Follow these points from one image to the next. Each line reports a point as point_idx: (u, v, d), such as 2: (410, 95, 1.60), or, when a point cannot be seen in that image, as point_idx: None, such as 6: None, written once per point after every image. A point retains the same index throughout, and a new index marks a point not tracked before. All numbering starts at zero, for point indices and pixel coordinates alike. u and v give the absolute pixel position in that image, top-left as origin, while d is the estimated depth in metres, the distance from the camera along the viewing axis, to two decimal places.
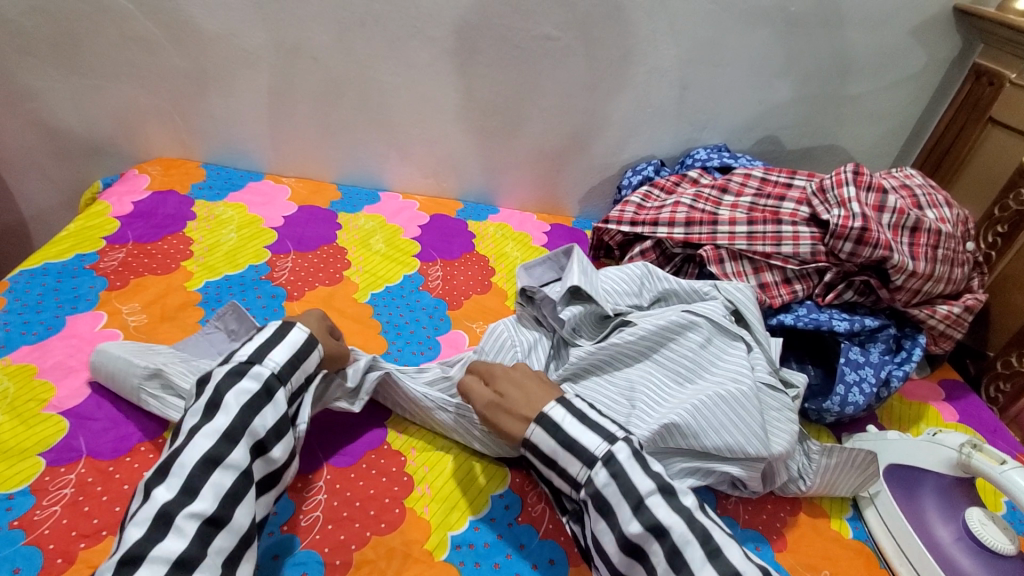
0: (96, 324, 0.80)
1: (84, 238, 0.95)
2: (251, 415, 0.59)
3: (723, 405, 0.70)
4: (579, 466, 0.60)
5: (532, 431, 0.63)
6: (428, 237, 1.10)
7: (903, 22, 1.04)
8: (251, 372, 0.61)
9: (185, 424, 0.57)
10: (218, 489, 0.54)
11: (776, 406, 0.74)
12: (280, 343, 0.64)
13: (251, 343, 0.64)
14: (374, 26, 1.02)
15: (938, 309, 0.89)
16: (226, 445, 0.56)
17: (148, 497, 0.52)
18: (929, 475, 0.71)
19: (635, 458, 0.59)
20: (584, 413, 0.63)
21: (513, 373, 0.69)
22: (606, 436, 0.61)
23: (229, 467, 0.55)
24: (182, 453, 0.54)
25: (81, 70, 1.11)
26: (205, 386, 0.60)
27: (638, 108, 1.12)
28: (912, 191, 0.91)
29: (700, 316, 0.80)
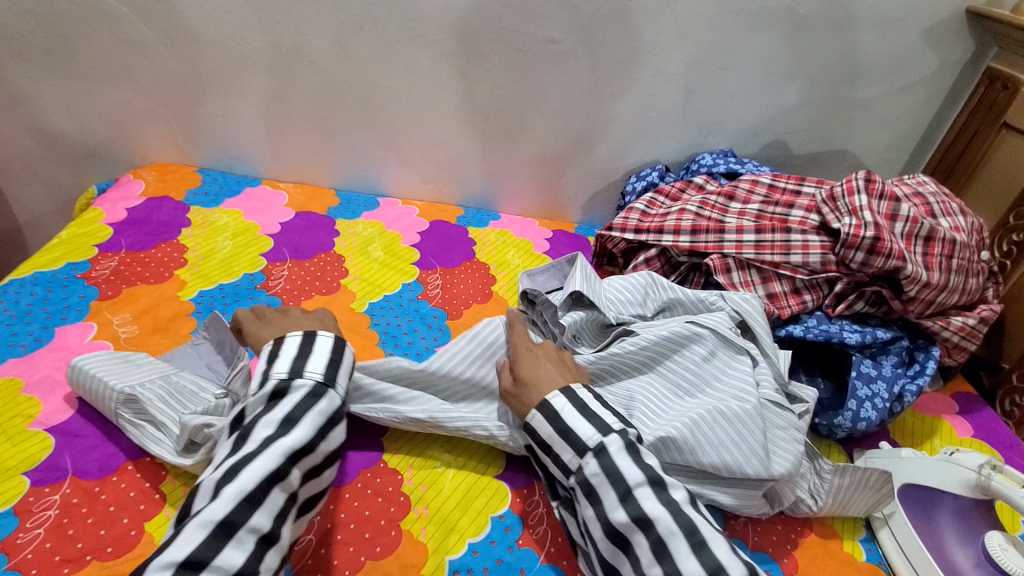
0: (85, 336, 0.78)
1: (76, 246, 0.93)
2: (320, 438, 0.58)
3: (723, 421, 0.67)
4: (571, 454, 0.61)
5: (532, 414, 0.65)
6: (427, 244, 1.08)
7: (915, 25, 1.02)
8: (327, 397, 0.61)
9: (257, 432, 0.56)
10: (274, 505, 0.52)
11: (781, 425, 0.71)
12: (343, 367, 0.65)
13: (319, 360, 0.63)
14: (372, 29, 1.00)
15: (953, 321, 0.86)
16: (291, 463, 0.55)
17: (215, 497, 0.50)
18: (946, 496, 0.70)
19: (627, 450, 0.59)
20: (586, 404, 0.64)
21: (538, 355, 0.72)
22: (602, 426, 0.61)
23: (288, 486, 0.54)
24: (255, 461, 0.53)
25: (74, 74, 1.10)
26: (280, 399, 0.59)
27: (642, 112, 1.09)
28: (925, 199, 0.89)
29: (704, 328, 0.78)
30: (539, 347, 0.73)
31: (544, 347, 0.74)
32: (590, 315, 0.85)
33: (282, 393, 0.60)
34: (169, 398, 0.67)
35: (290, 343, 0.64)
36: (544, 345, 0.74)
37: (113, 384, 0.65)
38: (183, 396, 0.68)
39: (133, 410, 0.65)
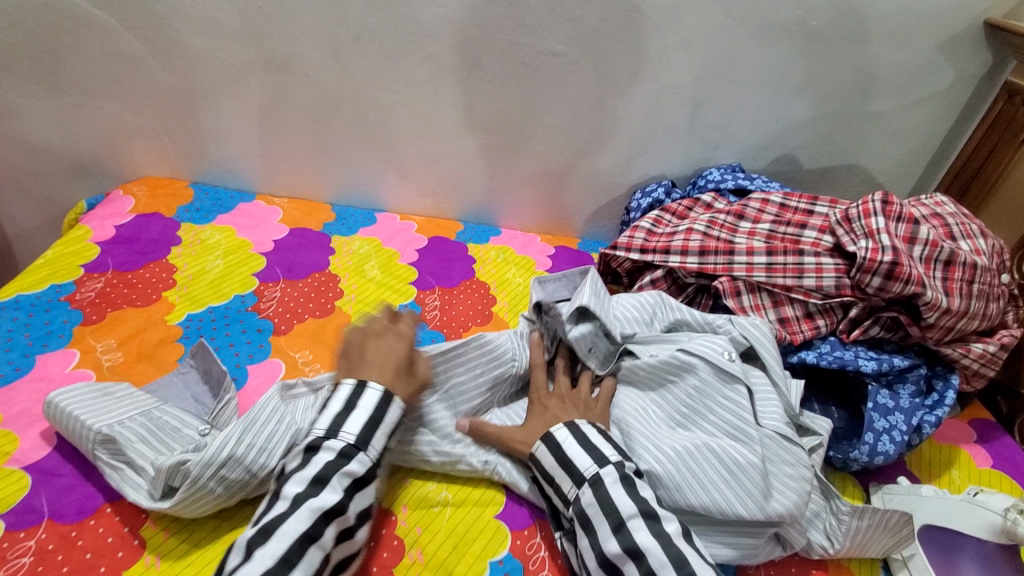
0: (68, 365, 0.75)
1: (61, 267, 0.90)
2: (350, 500, 0.56)
3: (712, 460, 0.65)
4: (570, 484, 0.62)
5: (537, 445, 0.65)
6: (426, 262, 1.05)
7: (931, 36, 0.98)
8: (358, 458, 0.58)
9: (288, 490, 0.55)
10: (308, 566, 0.51)
11: (785, 459, 0.68)
12: (387, 425, 0.61)
13: (354, 419, 0.60)
14: (368, 41, 0.97)
15: (973, 348, 0.82)
16: (322, 523, 0.53)
17: (249, 557, 0.50)
18: (970, 539, 0.67)
19: (622, 482, 0.60)
20: (588, 438, 0.64)
21: (552, 407, 0.71)
22: (599, 458, 0.62)
23: (322, 546, 0.53)
24: (286, 521, 0.52)
25: (62, 87, 1.06)
26: (313, 456, 0.57)
27: (648, 127, 1.06)
28: (944, 220, 0.85)
29: (696, 357, 0.75)
30: (552, 399, 0.72)
31: (558, 396, 0.73)
32: (595, 326, 0.81)
33: (315, 451, 0.58)
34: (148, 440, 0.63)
35: (340, 393, 0.61)
36: (557, 392, 0.73)
37: (88, 421, 0.62)
38: (164, 434, 0.65)
39: (112, 451, 0.62)
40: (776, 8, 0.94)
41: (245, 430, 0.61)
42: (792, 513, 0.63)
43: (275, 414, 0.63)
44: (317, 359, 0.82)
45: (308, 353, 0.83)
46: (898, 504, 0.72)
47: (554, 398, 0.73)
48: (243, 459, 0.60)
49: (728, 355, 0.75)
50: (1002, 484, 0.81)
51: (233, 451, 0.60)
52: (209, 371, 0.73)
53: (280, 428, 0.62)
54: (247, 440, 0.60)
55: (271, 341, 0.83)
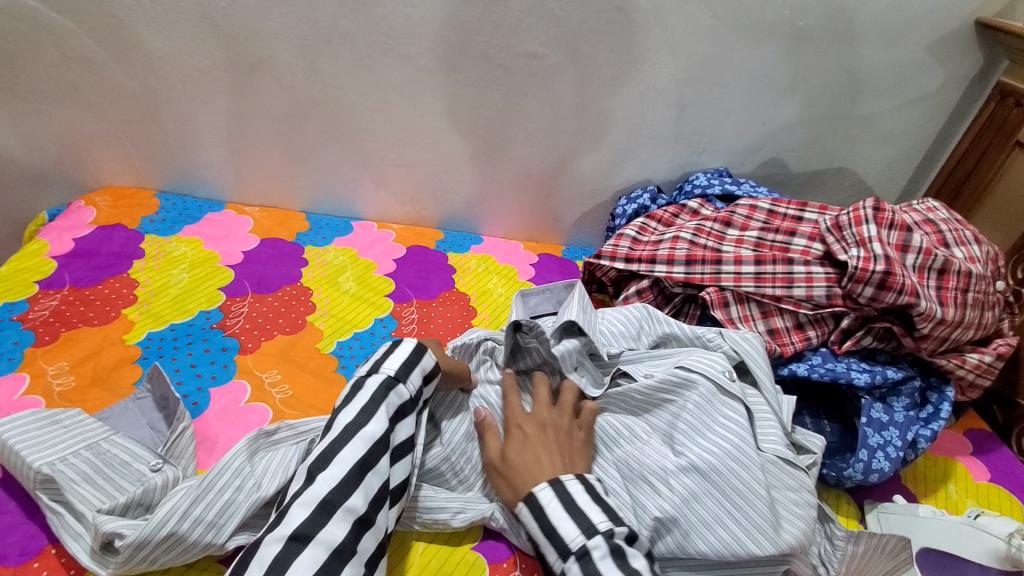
0: (16, 390, 0.70)
1: (15, 283, 0.85)
2: (393, 429, 0.60)
3: (717, 496, 0.61)
4: (555, 555, 0.56)
5: (519, 507, 0.59)
6: (404, 273, 1.01)
7: (922, 37, 0.95)
8: (397, 390, 0.62)
9: (339, 420, 0.58)
10: (369, 489, 0.55)
11: (790, 486, 0.65)
12: (423, 368, 0.65)
13: (394, 357, 0.65)
14: (340, 44, 0.93)
15: (968, 359, 0.80)
16: (378, 450, 0.57)
17: (311, 481, 0.54)
18: (971, 565, 0.64)
19: (612, 555, 0.54)
20: (574, 499, 0.57)
21: (531, 436, 0.64)
22: (587, 526, 0.55)
23: (379, 474, 0.57)
24: (343, 449, 0.56)
25: (18, 93, 1.01)
26: (358, 391, 0.61)
27: (633, 131, 1.03)
28: (936, 227, 0.83)
29: (696, 373, 0.72)
30: (531, 424, 0.66)
31: (537, 421, 0.66)
32: (581, 345, 0.76)
33: (360, 385, 0.62)
34: (90, 480, 0.59)
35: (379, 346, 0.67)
36: (536, 416, 0.67)
37: (30, 458, 0.58)
38: (114, 473, 0.60)
39: (55, 492, 0.58)
40: (762, 7, 0.91)
41: (196, 500, 0.56)
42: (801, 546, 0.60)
43: (235, 478, 0.59)
44: (284, 379, 0.77)
45: (276, 373, 0.78)
46: (896, 525, 0.69)
47: (534, 422, 0.66)
48: (187, 535, 0.55)
49: (728, 374, 0.72)
50: (999, 498, 0.78)
51: (174, 528, 0.54)
52: (173, 410, 0.68)
53: (239, 496, 0.58)
54: (195, 513, 0.55)
55: (236, 360, 0.79)
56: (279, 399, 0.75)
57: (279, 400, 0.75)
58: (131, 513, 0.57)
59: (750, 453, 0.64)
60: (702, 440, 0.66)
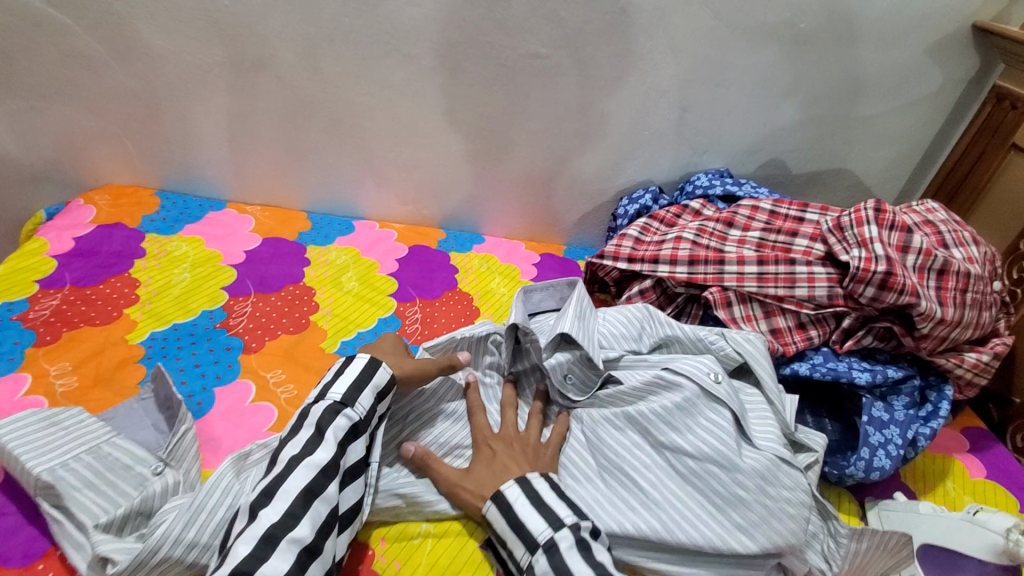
0: (17, 391, 0.69)
1: (13, 282, 0.84)
2: (343, 452, 0.60)
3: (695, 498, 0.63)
4: (523, 550, 0.58)
5: (487, 505, 0.61)
6: (407, 273, 1.00)
7: (920, 40, 0.97)
8: (345, 414, 0.62)
9: (284, 453, 0.58)
10: (317, 516, 0.55)
11: (787, 485, 0.64)
12: (375, 386, 0.65)
13: (343, 381, 0.64)
14: (343, 42, 0.93)
15: (966, 358, 0.81)
16: (323, 479, 0.57)
17: (253, 518, 0.53)
18: (970, 560, 0.65)
19: (578, 547, 0.56)
20: (540, 495, 0.60)
21: (499, 452, 0.67)
22: (553, 520, 0.58)
23: (327, 500, 0.56)
24: (287, 480, 0.55)
25: (16, 91, 1.00)
26: (304, 421, 0.61)
27: (635, 131, 1.03)
28: (936, 228, 0.84)
29: (683, 376, 0.71)
30: (499, 441, 0.68)
31: (505, 439, 0.69)
32: (573, 355, 0.78)
33: (306, 415, 0.61)
34: (93, 488, 0.58)
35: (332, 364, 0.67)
36: (504, 434, 0.69)
37: (29, 464, 0.57)
38: (116, 480, 0.60)
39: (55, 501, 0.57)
40: (764, 9, 0.92)
41: (188, 523, 0.55)
42: (788, 546, 0.61)
43: (225, 497, 0.58)
44: (289, 379, 0.77)
45: (281, 373, 0.78)
46: (897, 522, 0.70)
47: (502, 439, 0.68)
48: (181, 557, 0.54)
49: (714, 376, 0.71)
50: (995, 495, 0.80)
51: (168, 554, 0.54)
52: (174, 413, 0.68)
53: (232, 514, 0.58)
54: (188, 537, 0.55)
55: (241, 360, 0.79)
56: (284, 399, 0.74)
57: (284, 399, 0.75)
58: (132, 523, 0.57)
59: (733, 457, 0.64)
60: (686, 441, 0.66)
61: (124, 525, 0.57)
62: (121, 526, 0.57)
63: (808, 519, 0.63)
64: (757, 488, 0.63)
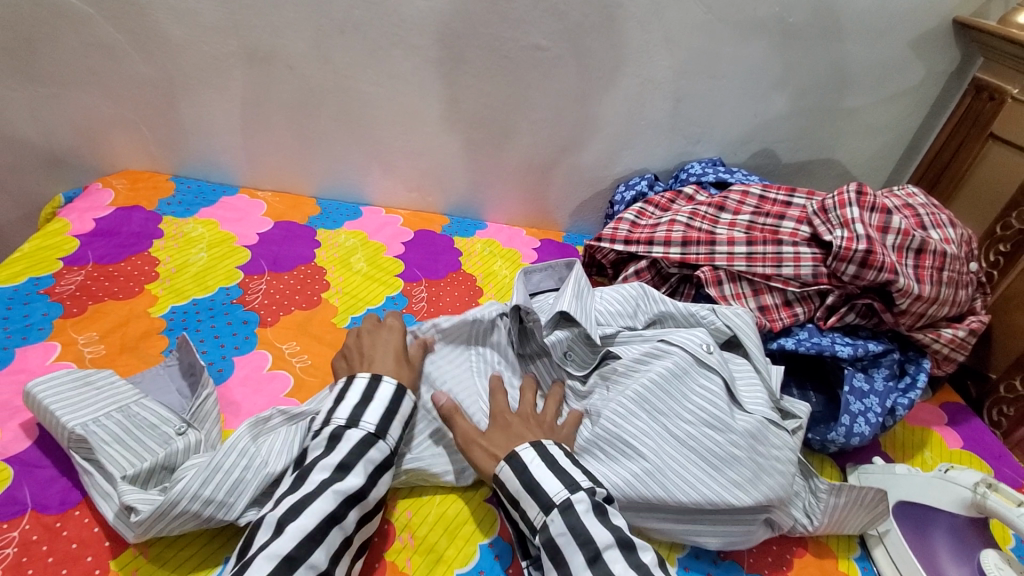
0: (48, 357, 0.74)
1: (39, 259, 0.88)
2: (370, 485, 0.60)
3: (693, 458, 0.67)
4: (537, 510, 0.59)
5: (500, 466, 0.62)
6: (413, 255, 1.05)
7: (903, 35, 1.01)
8: (378, 445, 0.62)
9: (313, 475, 0.58)
10: (331, 544, 0.55)
11: (775, 445, 0.69)
12: (401, 416, 0.66)
13: (375, 409, 0.64)
14: (353, 34, 0.97)
15: (943, 333, 0.85)
16: (347, 506, 0.57)
17: (279, 532, 0.53)
18: (940, 513, 0.70)
19: (594, 510, 0.58)
20: (555, 459, 0.62)
21: (514, 423, 0.67)
22: (569, 483, 0.59)
23: (344, 527, 0.57)
24: (316, 500, 0.56)
25: (38, 78, 1.04)
26: (337, 442, 0.61)
27: (631, 120, 1.08)
28: (916, 211, 0.89)
29: (676, 346, 0.76)
30: (516, 415, 0.69)
31: (522, 414, 0.69)
32: (572, 332, 0.82)
33: (339, 437, 0.61)
34: (121, 444, 0.62)
35: (356, 386, 0.66)
36: (521, 410, 0.70)
37: (64, 418, 0.62)
38: (143, 437, 0.63)
39: (85, 451, 0.61)
40: (755, 5, 0.97)
41: (204, 482, 0.58)
42: (778, 499, 0.66)
43: (241, 459, 0.61)
44: (303, 350, 0.82)
45: (295, 345, 0.82)
46: (874, 482, 0.76)
47: (519, 415, 0.69)
48: (198, 512, 0.58)
49: (707, 347, 0.76)
50: (971, 462, 0.84)
51: (187, 507, 0.57)
52: (197, 379, 0.71)
53: (247, 475, 0.61)
54: (205, 494, 0.58)
55: (257, 333, 0.83)
56: (299, 367, 0.79)
57: (299, 367, 0.79)
58: (155, 477, 0.61)
59: (726, 419, 0.69)
60: (681, 406, 0.70)
61: (149, 478, 0.60)
62: (146, 479, 0.60)
63: (794, 477, 0.68)
64: (749, 446, 0.68)
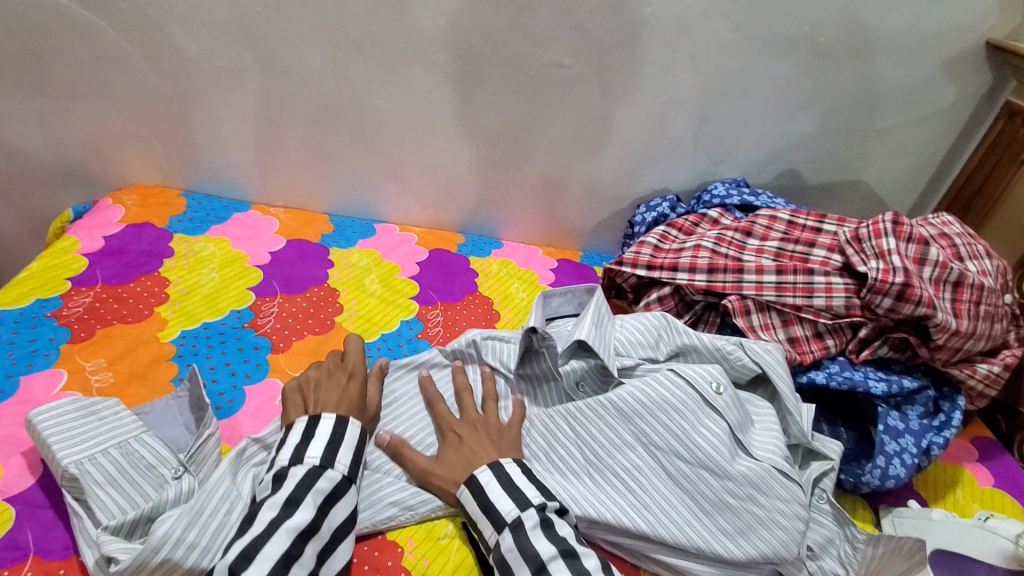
0: (54, 386, 0.71)
1: (46, 280, 0.86)
2: (325, 517, 0.57)
3: (684, 500, 0.65)
4: (491, 530, 0.59)
5: (460, 490, 0.63)
6: (427, 276, 1.02)
7: (936, 55, 0.98)
8: (327, 475, 0.60)
9: (261, 516, 0.55)
10: None
11: (781, 496, 0.65)
12: (349, 441, 0.64)
13: (318, 442, 0.62)
14: (370, 49, 0.95)
15: (979, 369, 0.82)
16: (301, 542, 0.55)
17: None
18: (980, 564, 0.66)
19: (542, 525, 0.58)
20: (511, 478, 0.62)
21: (466, 438, 0.68)
22: (521, 500, 0.60)
23: (304, 564, 0.54)
24: (265, 545, 0.53)
25: (48, 91, 1.02)
26: (282, 482, 0.58)
27: (653, 140, 1.05)
28: (952, 241, 0.85)
29: (685, 381, 0.73)
30: (464, 426, 0.69)
31: (470, 423, 0.70)
32: (589, 363, 0.79)
33: (284, 475, 0.59)
34: (112, 486, 0.59)
35: (296, 425, 0.64)
36: (468, 419, 0.70)
37: (59, 454, 0.59)
38: (139, 479, 0.61)
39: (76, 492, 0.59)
40: (784, 23, 0.94)
41: (188, 525, 0.56)
42: (776, 556, 0.63)
43: (224, 502, 0.58)
44: None
45: None
46: (910, 528, 0.72)
47: (466, 423, 0.70)
48: (180, 561, 0.54)
49: (716, 386, 0.72)
50: (1004, 503, 0.81)
51: (169, 555, 0.54)
52: (204, 416, 0.68)
53: (230, 518, 0.58)
54: (189, 539, 0.55)
55: (269, 360, 0.80)
56: None
57: None
58: (139, 530, 0.57)
59: (724, 464, 0.66)
60: (681, 445, 0.68)
61: (133, 529, 0.57)
62: (131, 530, 0.57)
63: (802, 531, 0.64)
64: (745, 496, 0.65)
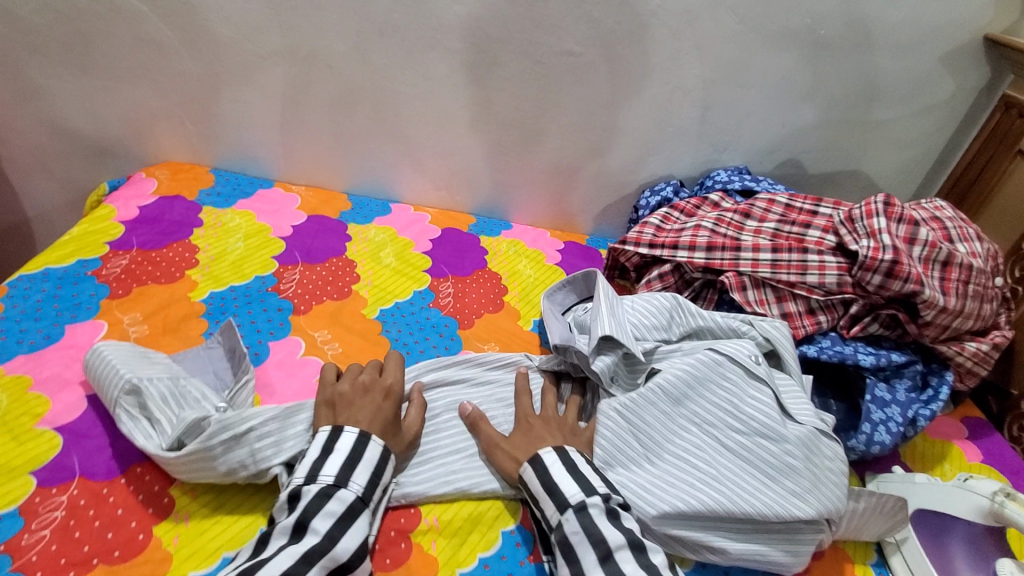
0: (96, 335, 0.77)
1: (87, 243, 0.93)
2: (332, 541, 0.56)
3: (748, 470, 0.68)
4: (553, 509, 0.62)
5: (523, 467, 0.66)
6: (440, 252, 1.07)
7: (935, 49, 1.02)
8: (338, 496, 0.59)
9: (272, 541, 0.55)
10: None
11: (828, 455, 0.70)
12: (366, 463, 0.63)
13: (333, 461, 0.61)
14: (392, 36, 1.00)
15: (966, 346, 0.85)
16: (304, 564, 0.53)
17: None
18: (958, 522, 0.71)
19: (607, 514, 0.60)
20: (576, 465, 0.65)
21: (537, 426, 0.72)
22: (586, 486, 0.62)
23: None
24: (263, 566, 0.51)
25: (91, 70, 1.09)
26: (295, 501, 0.58)
27: (659, 127, 1.09)
28: (943, 224, 0.89)
29: (724, 357, 0.77)
30: (538, 418, 0.73)
31: (543, 416, 0.74)
32: (616, 356, 0.82)
33: (296, 495, 0.59)
34: (172, 398, 0.67)
35: (316, 440, 0.63)
36: (544, 414, 0.74)
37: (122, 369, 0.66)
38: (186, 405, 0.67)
39: (133, 403, 0.65)
40: (786, 16, 0.98)
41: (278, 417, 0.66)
42: (835, 510, 0.66)
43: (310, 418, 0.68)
44: (335, 338, 0.84)
45: (327, 333, 0.85)
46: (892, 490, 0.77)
47: (541, 417, 0.74)
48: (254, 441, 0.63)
49: (754, 358, 0.77)
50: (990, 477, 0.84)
51: (252, 427, 0.64)
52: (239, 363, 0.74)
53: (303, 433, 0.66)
54: (269, 427, 0.64)
55: (291, 320, 0.86)
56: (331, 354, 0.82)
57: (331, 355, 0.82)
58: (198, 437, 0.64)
59: (779, 428, 0.70)
60: (735, 417, 0.71)
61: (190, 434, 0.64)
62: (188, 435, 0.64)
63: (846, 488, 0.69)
64: (805, 457, 0.69)
